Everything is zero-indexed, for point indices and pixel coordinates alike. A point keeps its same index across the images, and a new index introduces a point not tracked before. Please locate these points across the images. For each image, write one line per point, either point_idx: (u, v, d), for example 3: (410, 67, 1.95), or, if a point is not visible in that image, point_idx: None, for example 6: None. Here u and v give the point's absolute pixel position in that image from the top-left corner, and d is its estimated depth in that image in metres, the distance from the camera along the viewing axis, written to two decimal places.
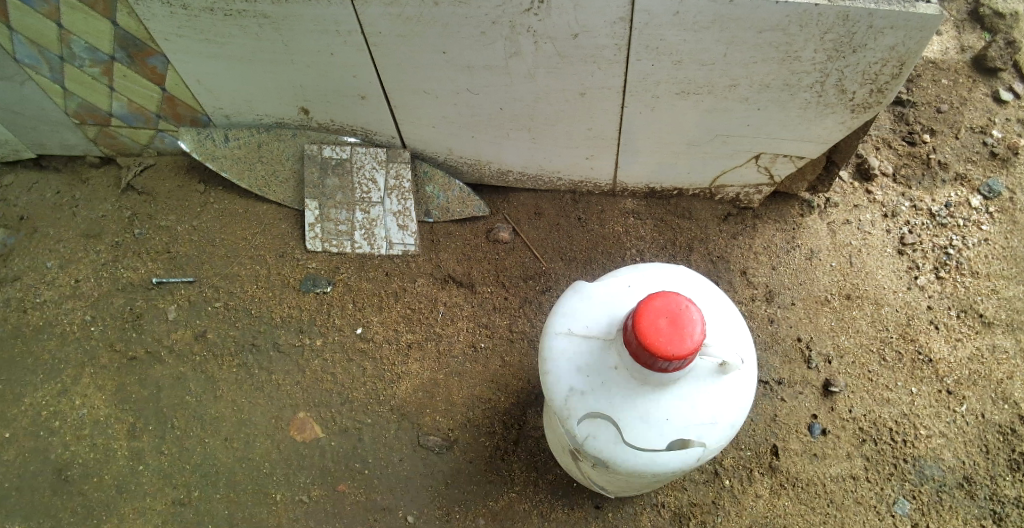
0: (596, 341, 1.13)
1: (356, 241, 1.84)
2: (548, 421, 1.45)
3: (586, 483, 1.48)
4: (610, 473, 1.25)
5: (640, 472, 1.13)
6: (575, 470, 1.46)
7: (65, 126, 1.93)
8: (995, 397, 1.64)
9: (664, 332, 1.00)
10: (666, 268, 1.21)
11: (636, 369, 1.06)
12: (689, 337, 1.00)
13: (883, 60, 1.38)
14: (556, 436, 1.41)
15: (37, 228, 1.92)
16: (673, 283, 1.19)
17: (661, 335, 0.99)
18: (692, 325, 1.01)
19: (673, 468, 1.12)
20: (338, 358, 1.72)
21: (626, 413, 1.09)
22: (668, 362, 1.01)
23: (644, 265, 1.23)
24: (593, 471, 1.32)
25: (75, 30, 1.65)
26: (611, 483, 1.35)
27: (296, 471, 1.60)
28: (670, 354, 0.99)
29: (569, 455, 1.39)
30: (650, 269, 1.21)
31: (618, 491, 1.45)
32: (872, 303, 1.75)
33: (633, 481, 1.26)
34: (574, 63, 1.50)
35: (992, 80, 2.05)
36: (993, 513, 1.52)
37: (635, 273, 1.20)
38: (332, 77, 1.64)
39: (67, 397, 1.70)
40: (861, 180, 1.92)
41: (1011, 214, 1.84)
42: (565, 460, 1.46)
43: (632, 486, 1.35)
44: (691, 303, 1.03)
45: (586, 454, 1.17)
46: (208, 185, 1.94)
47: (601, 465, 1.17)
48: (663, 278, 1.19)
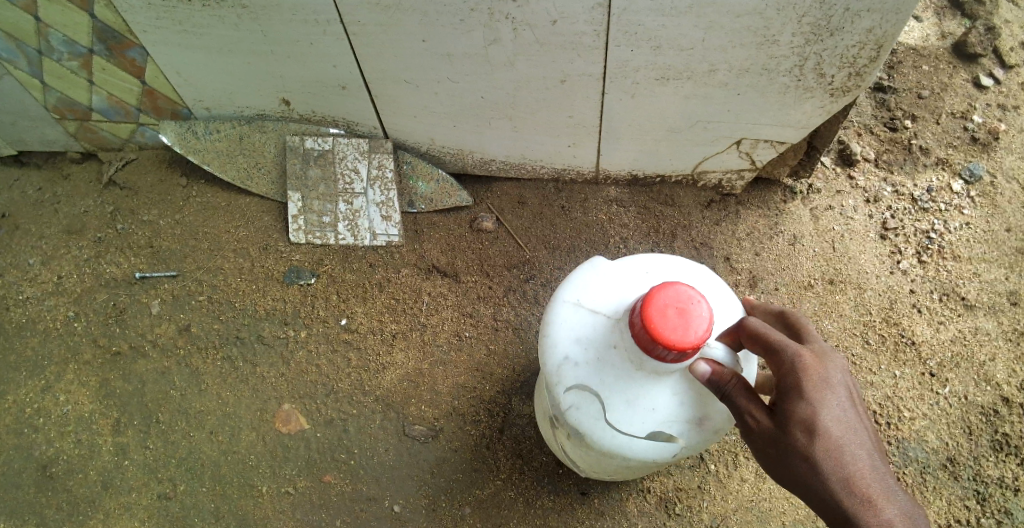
0: (598, 317, 1.12)
1: (340, 232, 1.83)
2: (539, 397, 1.45)
3: (566, 463, 1.48)
4: (583, 449, 1.27)
5: (611, 454, 1.15)
6: (557, 450, 1.46)
7: (44, 121, 1.91)
8: (977, 379, 1.66)
9: (670, 321, 0.99)
10: (684, 261, 1.20)
11: (635, 358, 1.05)
12: (693, 330, 0.99)
13: (860, 43, 1.39)
14: (545, 409, 1.41)
15: (17, 225, 1.90)
16: (688, 278, 1.17)
17: (666, 324, 0.99)
18: (698, 319, 0.99)
19: (644, 459, 1.13)
20: (323, 349, 1.71)
21: (611, 392, 1.09)
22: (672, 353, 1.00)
23: (655, 253, 1.22)
24: (572, 447, 1.34)
25: (52, 23, 1.64)
26: (590, 465, 1.37)
27: (281, 463, 1.60)
28: (676, 345, 0.98)
29: (552, 430, 1.40)
30: (670, 259, 1.19)
31: (596, 476, 1.45)
32: (855, 288, 1.76)
33: (608, 463, 1.27)
34: (553, 50, 1.50)
35: (972, 67, 2.05)
36: (976, 493, 1.55)
37: (655, 260, 1.18)
38: (312, 66, 1.63)
39: (50, 394, 1.69)
40: (843, 166, 1.92)
41: (992, 198, 1.85)
42: (550, 439, 1.46)
43: (610, 471, 1.36)
44: (700, 298, 1.01)
45: (564, 421, 1.18)
46: (190, 178, 1.92)
47: (577, 437, 1.19)
48: (680, 271, 1.17)
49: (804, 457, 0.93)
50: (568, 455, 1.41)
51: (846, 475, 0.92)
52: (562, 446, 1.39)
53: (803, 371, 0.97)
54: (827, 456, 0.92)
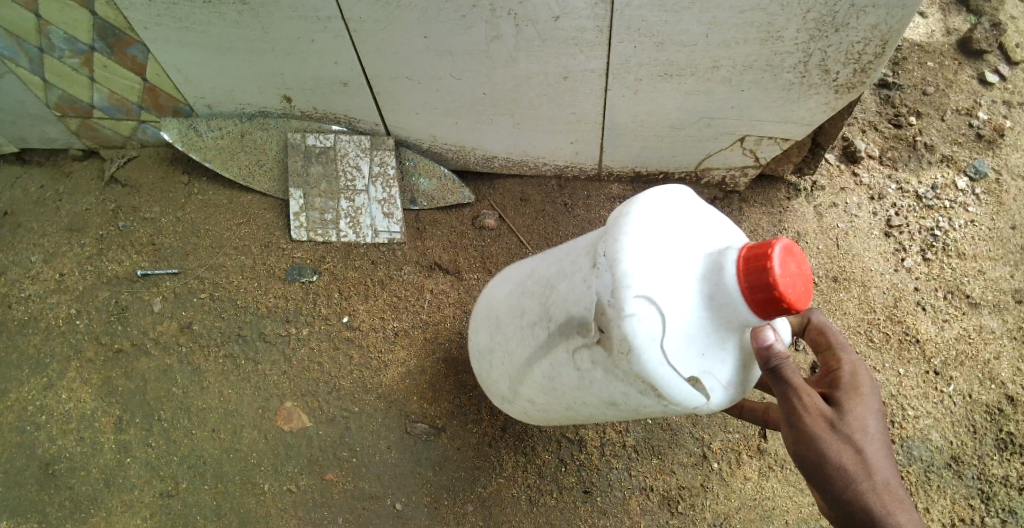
0: (693, 243, 1.00)
1: (342, 230, 1.82)
2: (505, 310, 1.29)
3: (507, 395, 1.34)
4: (567, 369, 1.14)
5: (632, 380, 1.02)
6: (505, 379, 1.31)
7: (46, 119, 1.91)
8: (982, 378, 1.65)
9: (793, 276, 0.92)
10: None
11: (722, 299, 0.96)
12: (802, 293, 0.94)
13: (866, 39, 1.38)
14: (515, 321, 1.25)
15: (19, 223, 1.89)
16: None
17: (790, 277, 0.92)
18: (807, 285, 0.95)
19: (662, 401, 1.03)
20: (325, 347, 1.71)
21: (683, 321, 0.96)
22: (771, 307, 0.93)
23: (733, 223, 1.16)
24: (540, 365, 1.20)
25: (52, 20, 1.64)
26: (542, 395, 1.24)
27: (283, 460, 1.60)
28: (785, 300, 0.91)
29: (517, 345, 1.24)
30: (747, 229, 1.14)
31: (535, 417, 1.34)
32: (859, 286, 1.75)
33: (580, 392, 1.15)
34: (555, 46, 1.49)
35: (977, 63, 2.04)
36: (981, 492, 1.55)
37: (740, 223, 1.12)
38: (312, 63, 1.63)
39: (52, 392, 1.69)
40: (847, 163, 1.90)
41: (997, 195, 1.84)
42: (500, 366, 1.31)
43: (558, 407, 1.24)
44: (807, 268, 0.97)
45: (600, 325, 1.02)
46: (191, 175, 1.91)
47: (599, 347, 1.05)
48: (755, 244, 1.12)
49: (855, 451, 0.97)
50: (519, 381, 1.27)
51: (884, 479, 0.97)
52: (522, 366, 1.25)
53: (860, 380, 1.05)
54: (872, 456, 0.97)
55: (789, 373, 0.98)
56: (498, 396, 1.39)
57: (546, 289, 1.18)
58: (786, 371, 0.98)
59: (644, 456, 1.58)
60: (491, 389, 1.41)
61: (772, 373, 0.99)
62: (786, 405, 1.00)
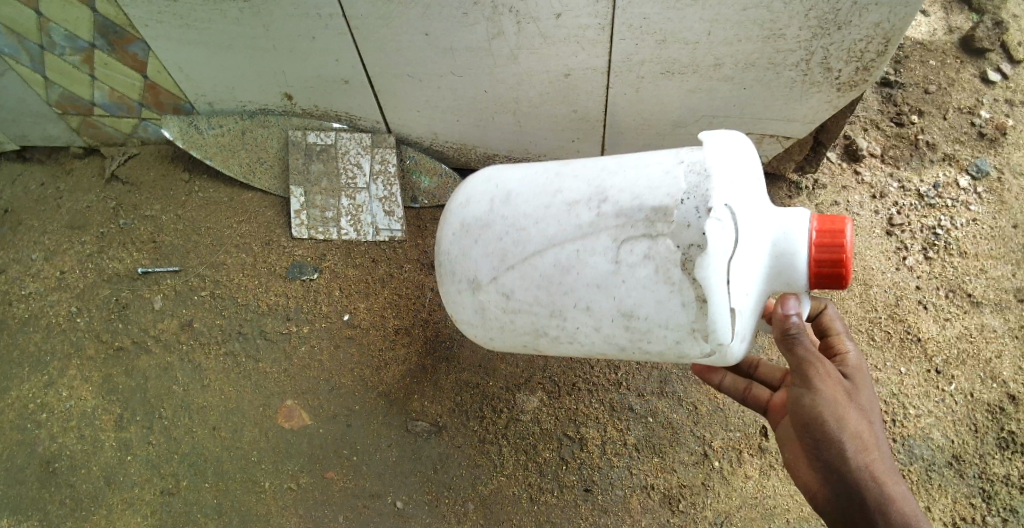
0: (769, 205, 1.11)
1: (343, 227, 1.81)
2: (521, 188, 1.21)
3: (478, 282, 1.21)
4: (598, 261, 1.10)
5: (685, 289, 1.04)
6: (487, 263, 1.19)
7: (47, 117, 1.90)
8: (984, 376, 1.65)
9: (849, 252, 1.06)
10: None
11: (789, 256, 1.06)
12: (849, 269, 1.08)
13: (868, 37, 1.38)
14: (535, 201, 1.18)
15: (20, 221, 1.89)
16: None
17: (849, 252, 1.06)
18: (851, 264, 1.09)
19: (696, 327, 1.06)
20: (326, 345, 1.71)
21: (752, 258, 1.04)
22: (826, 274, 1.06)
23: None
24: (556, 250, 1.13)
25: (53, 18, 1.65)
26: (532, 288, 1.16)
27: (283, 458, 1.60)
28: (843, 274, 1.05)
29: (532, 223, 1.16)
30: None
31: (494, 323, 1.23)
32: (861, 284, 1.75)
33: (595, 282, 1.10)
34: (556, 43, 1.49)
35: (980, 62, 2.03)
36: (982, 491, 1.55)
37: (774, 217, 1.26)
38: (313, 60, 1.63)
39: (53, 389, 1.69)
40: (849, 161, 1.90)
41: (999, 194, 1.83)
42: (490, 246, 1.19)
43: (540, 304, 1.16)
44: None
45: (687, 219, 1.03)
46: (193, 173, 1.91)
47: (666, 242, 1.05)
48: None
49: (864, 433, 0.98)
50: (509, 265, 1.17)
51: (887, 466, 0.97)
52: (524, 248, 1.16)
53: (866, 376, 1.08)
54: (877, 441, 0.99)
55: (804, 344, 1.03)
56: (461, 282, 1.23)
57: (597, 177, 1.15)
58: (802, 341, 1.03)
59: (645, 455, 1.58)
60: (454, 274, 1.24)
61: (789, 341, 1.04)
62: (803, 375, 1.02)
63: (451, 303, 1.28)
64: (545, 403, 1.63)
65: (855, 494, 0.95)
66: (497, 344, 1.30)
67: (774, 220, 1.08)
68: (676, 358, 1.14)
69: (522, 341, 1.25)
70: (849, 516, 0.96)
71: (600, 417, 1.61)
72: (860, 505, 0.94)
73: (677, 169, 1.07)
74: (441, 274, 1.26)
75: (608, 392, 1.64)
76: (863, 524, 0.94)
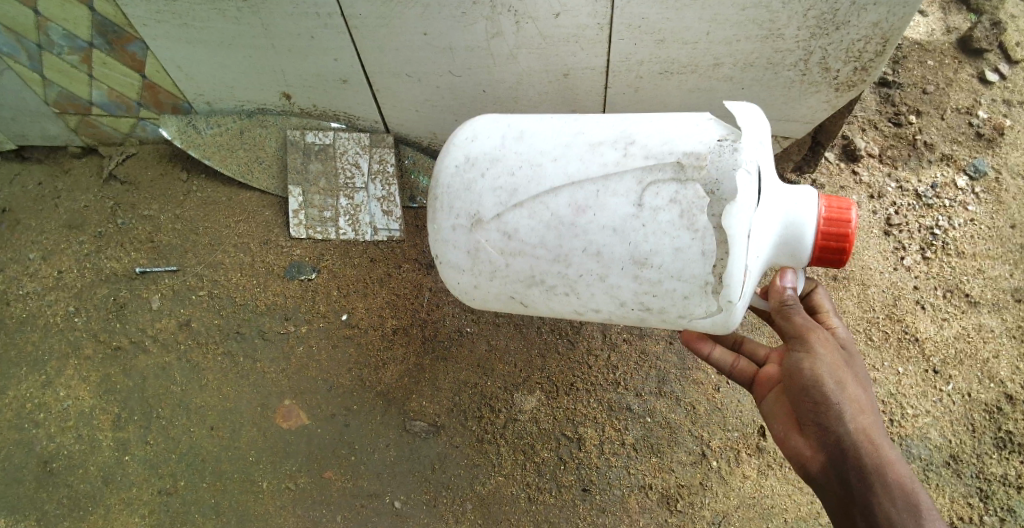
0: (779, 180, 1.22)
1: (341, 227, 1.80)
2: (537, 129, 1.23)
3: (479, 217, 1.21)
4: (618, 203, 1.13)
5: (706, 237, 1.08)
6: (493, 198, 1.20)
7: (45, 116, 1.90)
8: (981, 377, 1.65)
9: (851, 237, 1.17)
10: None
11: (799, 226, 1.15)
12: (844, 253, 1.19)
13: (867, 37, 1.38)
14: (554, 141, 1.20)
15: (18, 220, 1.89)
16: None
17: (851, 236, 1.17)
18: None
19: (711, 280, 1.10)
20: (323, 344, 1.71)
21: (766, 218, 1.12)
22: (832, 249, 1.15)
23: None
24: (574, 190, 1.15)
25: (51, 17, 1.65)
26: (539, 229, 1.17)
27: (282, 458, 1.60)
28: (846, 252, 1.15)
29: (550, 160, 1.18)
30: None
31: (486, 265, 1.23)
32: (859, 284, 1.75)
33: (608, 224, 1.13)
34: (555, 43, 1.48)
35: (978, 62, 2.02)
36: (979, 490, 1.56)
37: None
38: (312, 60, 1.62)
39: (51, 389, 1.69)
40: (847, 161, 1.90)
41: (996, 194, 1.84)
42: (501, 181, 1.20)
43: (544, 247, 1.17)
44: None
45: (717, 166, 1.10)
46: (191, 173, 1.91)
47: (695, 187, 1.10)
48: None
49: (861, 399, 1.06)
50: (518, 201, 1.18)
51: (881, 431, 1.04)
52: (537, 186, 1.17)
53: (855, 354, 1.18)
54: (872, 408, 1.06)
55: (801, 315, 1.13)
56: (458, 217, 1.23)
57: (621, 125, 1.19)
58: (799, 311, 1.14)
59: (643, 455, 1.57)
60: (452, 208, 1.23)
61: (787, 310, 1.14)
62: (805, 340, 1.10)
63: (439, 240, 1.26)
64: (543, 403, 1.62)
65: (853, 456, 1.01)
66: (478, 293, 1.30)
67: (787, 190, 1.17)
68: (675, 317, 1.17)
69: (511, 290, 1.25)
70: (845, 479, 1.02)
71: (598, 417, 1.61)
72: (858, 466, 1.01)
73: (707, 123, 1.15)
74: (436, 206, 1.24)
75: (606, 392, 1.63)
76: (858, 480, 1.00)
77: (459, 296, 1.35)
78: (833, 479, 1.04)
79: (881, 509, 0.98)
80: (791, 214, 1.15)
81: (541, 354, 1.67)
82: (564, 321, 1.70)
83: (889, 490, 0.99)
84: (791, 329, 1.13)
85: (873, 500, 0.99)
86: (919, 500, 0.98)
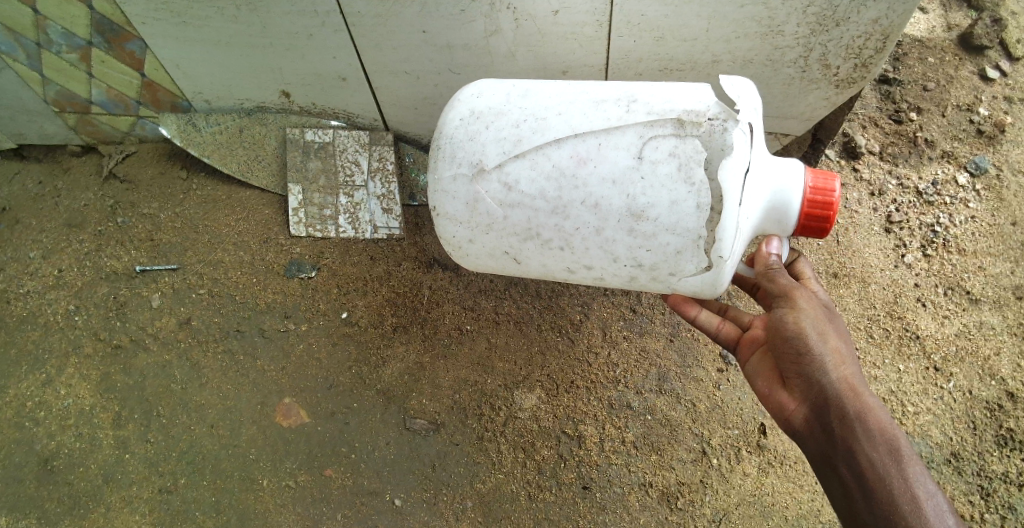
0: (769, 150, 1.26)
1: (341, 225, 1.80)
2: (541, 88, 1.26)
3: (481, 167, 1.21)
4: (619, 156, 1.15)
5: (702, 191, 1.11)
6: (496, 148, 1.21)
7: (45, 115, 1.90)
8: (982, 374, 1.65)
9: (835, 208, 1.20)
10: None
11: (786, 194, 1.19)
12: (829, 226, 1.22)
13: (866, 34, 1.37)
14: (558, 98, 1.22)
15: (18, 219, 1.89)
16: None
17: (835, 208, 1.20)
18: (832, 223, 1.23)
19: (703, 235, 1.13)
20: (323, 342, 1.71)
21: (757, 181, 1.15)
22: (815, 216, 1.19)
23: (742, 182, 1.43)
24: (577, 142, 1.17)
25: (50, 15, 1.65)
26: (539, 180, 1.18)
27: (282, 456, 1.60)
28: (829, 221, 1.19)
29: (555, 114, 1.20)
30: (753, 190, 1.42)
31: (483, 217, 1.23)
32: (859, 281, 1.75)
33: (607, 174, 1.15)
34: (554, 41, 1.48)
35: (978, 59, 2.01)
36: (980, 488, 1.56)
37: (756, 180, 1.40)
38: (311, 58, 1.62)
39: (51, 387, 1.69)
40: (847, 158, 1.90)
41: (998, 191, 1.83)
42: (504, 131, 1.21)
43: (542, 199, 1.18)
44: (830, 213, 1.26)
45: (715, 123, 1.12)
46: (190, 171, 1.90)
47: (693, 142, 1.12)
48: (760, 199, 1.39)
49: (842, 351, 1.09)
50: (520, 152, 1.19)
51: (862, 382, 1.08)
52: (541, 137, 1.19)
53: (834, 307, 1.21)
54: (852, 360, 1.09)
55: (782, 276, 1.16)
56: (460, 166, 1.23)
57: (625, 87, 1.22)
58: (779, 271, 1.17)
59: (644, 453, 1.57)
60: (454, 157, 1.23)
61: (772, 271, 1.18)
62: (788, 298, 1.13)
63: (439, 191, 1.25)
64: (543, 401, 1.62)
65: (834, 405, 1.06)
66: (472, 249, 1.30)
67: (777, 158, 1.21)
68: (666, 275, 1.19)
69: (506, 245, 1.26)
70: (828, 427, 1.06)
71: (598, 414, 1.61)
72: (841, 415, 1.05)
73: (704, 88, 1.19)
74: (438, 155, 1.24)
75: (606, 390, 1.63)
76: (840, 429, 1.04)
77: (451, 252, 1.34)
78: (816, 429, 1.08)
79: (863, 453, 1.03)
80: (780, 181, 1.18)
81: (541, 351, 1.67)
82: (564, 319, 1.70)
83: (871, 435, 1.03)
84: (774, 288, 1.16)
85: (854, 446, 1.03)
86: (897, 442, 1.03)
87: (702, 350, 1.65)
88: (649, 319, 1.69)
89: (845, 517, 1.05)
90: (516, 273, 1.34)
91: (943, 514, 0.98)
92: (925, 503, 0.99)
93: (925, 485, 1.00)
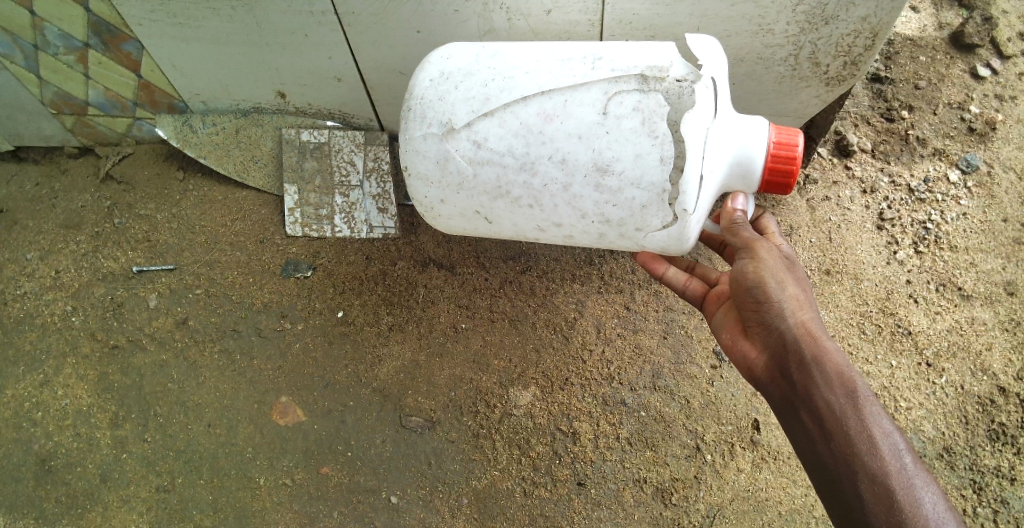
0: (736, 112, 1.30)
1: (336, 225, 1.81)
2: (510, 49, 1.28)
3: (451, 126, 1.24)
4: (584, 112, 1.18)
5: (665, 144, 1.14)
6: (466, 107, 1.23)
7: (42, 116, 1.91)
8: (974, 369, 1.66)
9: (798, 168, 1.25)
10: None
11: (750, 153, 1.22)
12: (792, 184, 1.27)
13: (855, 32, 1.39)
14: (526, 58, 1.25)
15: (15, 221, 1.89)
16: None
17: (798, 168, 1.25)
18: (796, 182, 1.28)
19: (667, 188, 1.16)
20: (318, 342, 1.71)
21: (721, 134, 1.19)
22: (779, 170, 1.23)
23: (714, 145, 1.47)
24: (544, 99, 1.20)
25: (46, 17, 1.66)
26: (508, 137, 1.21)
27: (278, 455, 1.61)
28: (794, 176, 1.23)
29: (522, 72, 1.22)
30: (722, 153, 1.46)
31: (454, 176, 1.26)
32: (852, 278, 1.76)
33: (572, 128, 1.18)
34: (548, 39, 1.49)
35: (969, 57, 2.01)
36: (972, 482, 1.58)
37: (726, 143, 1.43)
38: (307, 57, 1.63)
39: (48, 388, 1.70)
40: (839, 156, 1.91)
41: (988, 189, 1.84)
42: (472, 91, 1.23)
43: (510, 155, 1.22)
44: None
45: (683, 83, 1.16)
46: (187, 172, 1.91)
47: (656, 96, 1.15)
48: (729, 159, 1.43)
49: (801, 299, 1.13)
50: (489, 110, 1.22)
51: (820, 327, 1.12)
52: (508, 96, 1.21)
53: (796, 259, 1.25)
54: (810, 307, 1.13)
55: (743, 229, 1.19)
56: (431, 125, 1.25)
57: (593, 47, 1.24)
58: (742, 225, 1.20)
59: (639, 449, 1.58)
60: (425, 117, 1.25)
61: (736, 226, 1.21)
62: (751, 249, 1.16)
63: (411, 151, 1.27)
64: (537, 398, 1.63)
65: (794, 352, 1.09)
66: (445, 209, 1.33)
67: (742, 118, 1.24)
68: (633, 230, 1.23)
69: (477, 203, 1.29)
70: (787, 373, 1.10)
71: (593, 411, 1.62)
72: (799, 360, 1.09)
73: (668, 47, 1.21)
74: (409, 116, 1.26)
75: (601, 387, 1.64)
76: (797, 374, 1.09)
77: (425, 213, 1.37)
78: (776, 376, 1.12)
79: (821, 396, 1.07)
80: (745, 137, 1.22)
81: (536, 349, 1.68)
82: (559, 317, 1.70)
83: (828, 379, 1.07)
84: (738, 241, 1.19)
85: (812, 391, 1.08)
86: (854, 384, 1.07)
87: (695, 346, 1.66)
88: (642, 316, 1.70)
89: (805, 459, 1.10)
90: (489, 233, 1.38)
91: (897, 450, 1.04)
92: (880, 440, 1.05)
93: (881, 423, 1.06)
